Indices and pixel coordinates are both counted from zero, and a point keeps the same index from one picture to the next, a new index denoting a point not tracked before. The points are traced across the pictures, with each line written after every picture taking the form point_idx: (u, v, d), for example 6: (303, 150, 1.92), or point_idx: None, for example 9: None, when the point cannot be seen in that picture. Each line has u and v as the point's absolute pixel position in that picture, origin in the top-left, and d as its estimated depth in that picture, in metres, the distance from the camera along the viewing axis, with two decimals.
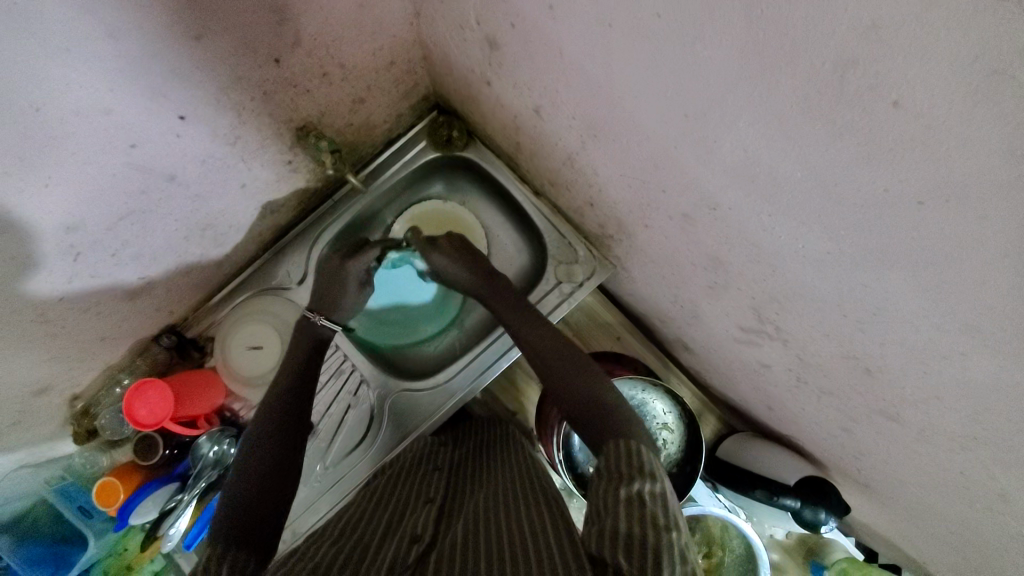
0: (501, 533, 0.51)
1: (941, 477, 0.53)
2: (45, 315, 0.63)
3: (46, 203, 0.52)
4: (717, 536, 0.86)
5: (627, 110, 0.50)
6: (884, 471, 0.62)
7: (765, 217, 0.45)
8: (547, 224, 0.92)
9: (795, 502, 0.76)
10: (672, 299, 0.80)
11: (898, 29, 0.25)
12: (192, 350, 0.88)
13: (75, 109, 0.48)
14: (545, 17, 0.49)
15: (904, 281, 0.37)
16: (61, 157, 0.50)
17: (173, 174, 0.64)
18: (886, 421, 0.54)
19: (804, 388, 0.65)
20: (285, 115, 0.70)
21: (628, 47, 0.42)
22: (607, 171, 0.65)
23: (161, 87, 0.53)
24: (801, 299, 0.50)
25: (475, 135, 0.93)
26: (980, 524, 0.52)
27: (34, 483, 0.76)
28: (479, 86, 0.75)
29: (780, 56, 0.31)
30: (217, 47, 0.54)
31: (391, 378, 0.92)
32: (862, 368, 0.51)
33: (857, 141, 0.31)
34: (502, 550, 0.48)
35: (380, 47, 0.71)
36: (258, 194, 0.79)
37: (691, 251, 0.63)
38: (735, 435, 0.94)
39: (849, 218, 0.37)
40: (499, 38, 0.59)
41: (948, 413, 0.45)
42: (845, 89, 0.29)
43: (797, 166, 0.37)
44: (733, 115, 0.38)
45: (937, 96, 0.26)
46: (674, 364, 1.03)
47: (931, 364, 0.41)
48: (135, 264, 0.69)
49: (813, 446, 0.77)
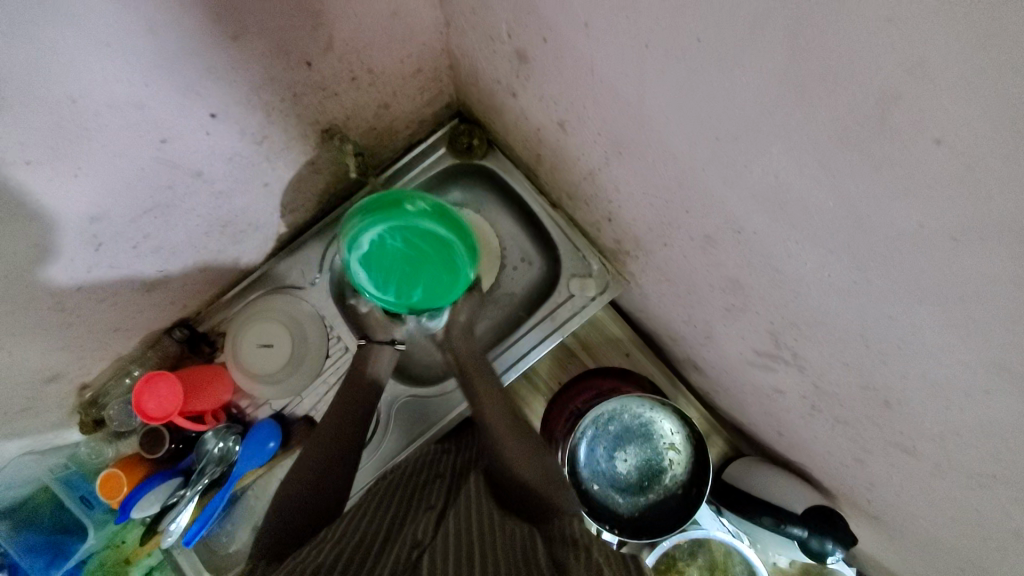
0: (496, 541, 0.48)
1: (957, 516, 0.51)
2: (61, 304, 0.63)
3: (73, 193, 0.53)
4: (720, 562, 0.84)
5: (656, 130, 0.50)
6: (897, 504, 0.61)
7: (791, 243, 0.45)
8: (563, 236, 0.92)
9: (802, 531, 0.75)
10: (686, 319, 0.80)
11: (947, 66, 0.25)
12: (203, 345, 0.89)
13: (110, 103, 0.48)
14: (578, 34, 0.49)
15: (935, 316, 0.36)
16: (91, 149, 0.51)
17: (200, 170, 0.64)
18: (901, 454, 0.53)
19: (818, 415, 0.64)
20: (311, 118, 0.71)
21: (663, 69, 0.42)
22: (630, 188, 0.65)
23: (192, 84, 0.54)
24: (822, 327, 0.50)
25: (495, 145, 0.94)
26: (993, 565, 0.51)
27: (39, 469, 0.77)
28: (504, 97, 0.75)
29: (821, 87, 0.31)
30: (252, 49, 0.54)
31: (400, 383, 0.93)
32: (881, 401, 0.50)
33: (894, 175, 0.31)
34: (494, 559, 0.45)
35: (409, 56, 0.71)
36: (280, 194, 0.80)
37: (710, 273, 0.63)
38: (742, 458, 0.93)
39: (877, 249, 0.36)
40: (530, 52, 0.60)
41: (966, 450, 0.44)
42: (885, 120, 0.29)
43: (829, 195, 0.37)
44: (766, 142, 0.38)
45: (981, 136, 0.26)
46: (682, 383, 1.03)
47: (955, 401, 0.41)
48: (154, 257, 0.70)
49: (821, 474, 0.76)
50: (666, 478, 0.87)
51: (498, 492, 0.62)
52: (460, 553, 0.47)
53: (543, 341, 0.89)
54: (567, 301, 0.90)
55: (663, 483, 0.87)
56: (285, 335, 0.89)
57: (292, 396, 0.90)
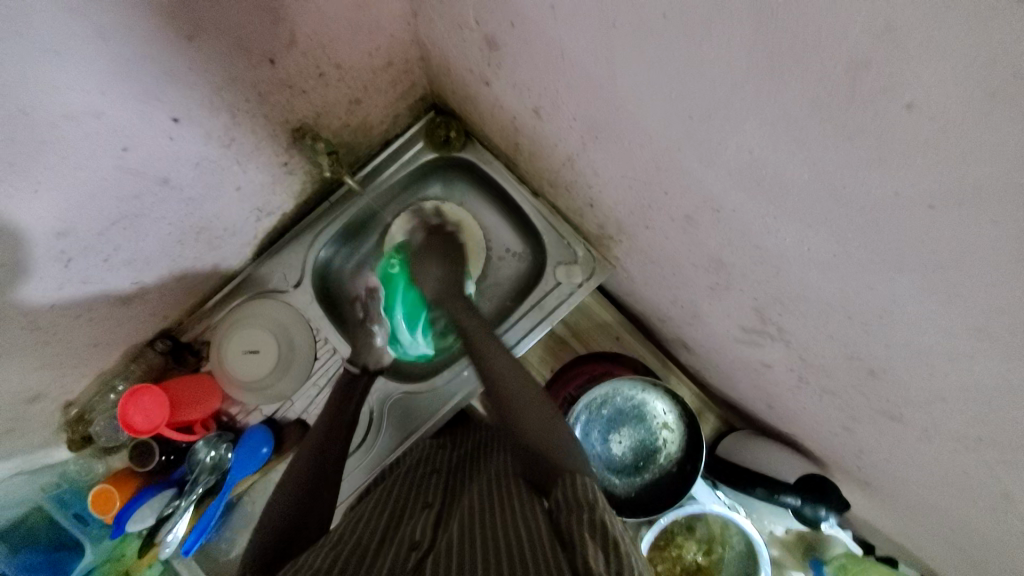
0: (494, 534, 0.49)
1: (945, 477, 0.52)
2: (36, 323, 0.61)
3: (38, 208, 0.51)
4: (717, 533, 0.85)
5: (630, 112, 0.50)
6: (887, 469, 0.62)
7: (770, 219, 0.45)
8: (546, 223, 0.92)
9: (795, 500, 0.77)
10: (672, 300, 0.80)
11: (914, 32, 0.25)
12: (187, 354, 0.88)
13: (65, 114, 0.46)
14: (546, 17, 0.48)
15: (914, 285, 0.36)
16: (51, 162, 0.49)
17: (168, 176, 0.63)
18: (889, 421, 0.54)
19: (806, 387, 0.65)
20: (280, 117, 0.69)
21: (632, 49, 0.42)
22: (608, 172, 0.64)
23: (151, 88, 0.52)
24: (805, 301, 0.50)
25: (473, 135, 0.92)
26: (982, 523, 0.52)
27: (29, 488, 0.74)
28: (477, 85, 0.74)
29: (789, 60, 0.31)
30: (211, 48, 0.53)
31: (390, 381, 0.93)
32: (866, 370, 0.51)
33: (868, 145, 0.31)
34: (494, 548, 0.46)
35: (377, 47, 0.70)
36: (254, 197, 0.79)
37: (693, 253, 0.62)
38: (735, 433, 0.94)
39: (855, 220, 0.36)
40: (499, 39, 0.58)
41: (950, 413, 0.45)
42: (856, 91, 0.29)
43: (805, 169, 0.37)
44: (739, 118, 0.38)
45: (951, 100, 0.26)
46: (673, 363, 1.03)
47: (938, 367, 0.41)
48: (127, 269, 0.68)
49: (813, 444, 0.77)
50: (661, 457, 0.88)
51: (497, 478, 0.62)
52: (458, 551, 0.47)
53: (532, 330, 0.89)
54: (554, 289, 0.90)
55: (658, 462, 0.88)
56: (270, 340, 0.88)
57: (280, 401, 0.90)
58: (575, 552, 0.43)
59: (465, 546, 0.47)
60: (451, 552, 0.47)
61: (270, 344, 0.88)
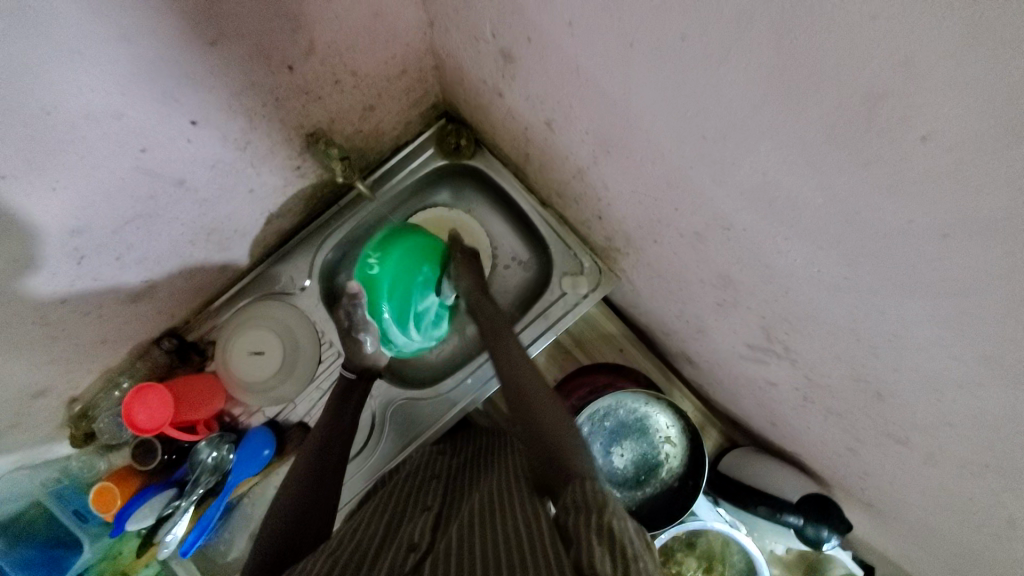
0: (492, 533, 0.48)
1: (950, 503, 0.52)
2: (46, 318, 0.62)
3: (54, 205, 0.52)
4: (717, 551, 0.85)
5: (643, 129, 0.50)
6: (891, 492, 0.62)
7: (780, 240, 0.45)
8: (553, 233, 0.92)
9: (797, 519, 0.76)
10: (678, 314, 0.80)
11: (932, 65, 0.25)
12: (193, 354, 0.88)
13: (86, 113, 0.47)
14: (563, 34, 0.49)
15: (923, 310, 0.36)
16: (69, 160, 0.49)
17: (182, 178, 0.63)
18: (894, 444, 0.54)
19: (811, 407, 0.65)
20: (295, 122, 0.70)
21: (648, 67, 0.42)
22: (619, 186, 0.65)
23: (171, 91, 0.52)
24: (813, 322, 0.50)
25: (483, 144, 0.93)
26: (987, 551, 0.51)
27: (30, 482, 0.75)
28: (490, 96, 0.74)
29: (806, 86, 0.31)
30: (231, 54, 0.53)
31: (394, 386, 0.93)
32: (873, 392, 0.51)
33: (881, 173, 0.31)
34: (493, 548, 0.46)
35: (393, 56, 0.71)
36: (266, 200, 0.79)
37: (701, 269, 0.63)
38: (737, 450, 0.94)
39: (866, 244, 0.37)
40: (514, 52, 0.59)
41: (957, 439, 0.44)
42: (872, 118, 0.29)
43: (818, 193, 0.37)
44: (754, 140, 0.38)
45: (967, 133, 0.26)
46: (676, 377, 1.03)
47: (946, 392, 0.41)
48: (138, 267, 0.69)
49: (816, 463, 0.77)
50: (663, 472, 0.87)
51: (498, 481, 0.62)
52: (458, 552, 0.46)
53: (536, 340, 0.89)
54: (559, 300, 0.90)
55: (660, 476, 0.87)
56: (276, 342, 0.88)
57: (284, 403, 0.90)
58: (577, 552, 0.42)
59: (464, 547, 0.47)
60: (451, 552, 0.46)
61: (275, 345, 0.88)
